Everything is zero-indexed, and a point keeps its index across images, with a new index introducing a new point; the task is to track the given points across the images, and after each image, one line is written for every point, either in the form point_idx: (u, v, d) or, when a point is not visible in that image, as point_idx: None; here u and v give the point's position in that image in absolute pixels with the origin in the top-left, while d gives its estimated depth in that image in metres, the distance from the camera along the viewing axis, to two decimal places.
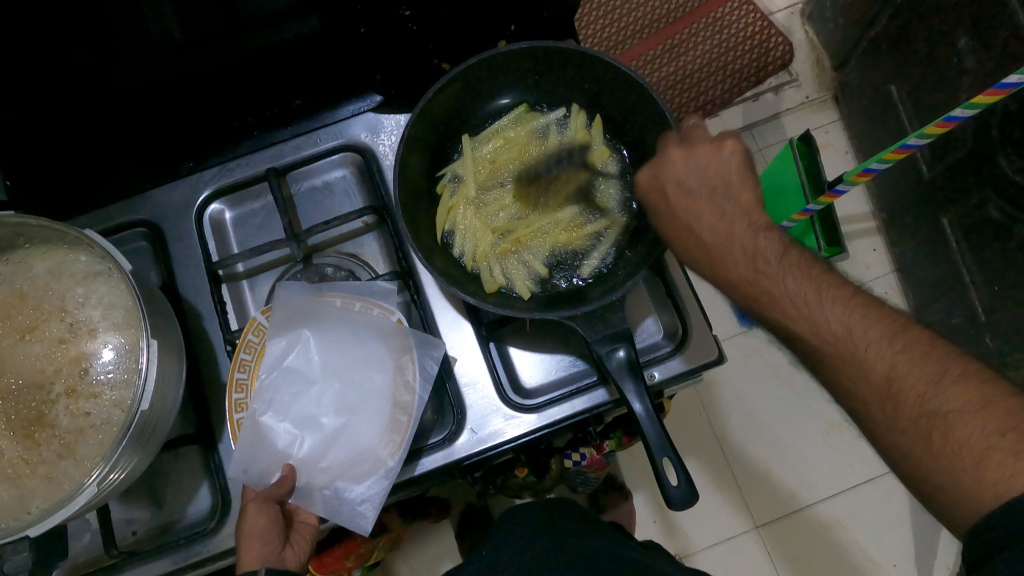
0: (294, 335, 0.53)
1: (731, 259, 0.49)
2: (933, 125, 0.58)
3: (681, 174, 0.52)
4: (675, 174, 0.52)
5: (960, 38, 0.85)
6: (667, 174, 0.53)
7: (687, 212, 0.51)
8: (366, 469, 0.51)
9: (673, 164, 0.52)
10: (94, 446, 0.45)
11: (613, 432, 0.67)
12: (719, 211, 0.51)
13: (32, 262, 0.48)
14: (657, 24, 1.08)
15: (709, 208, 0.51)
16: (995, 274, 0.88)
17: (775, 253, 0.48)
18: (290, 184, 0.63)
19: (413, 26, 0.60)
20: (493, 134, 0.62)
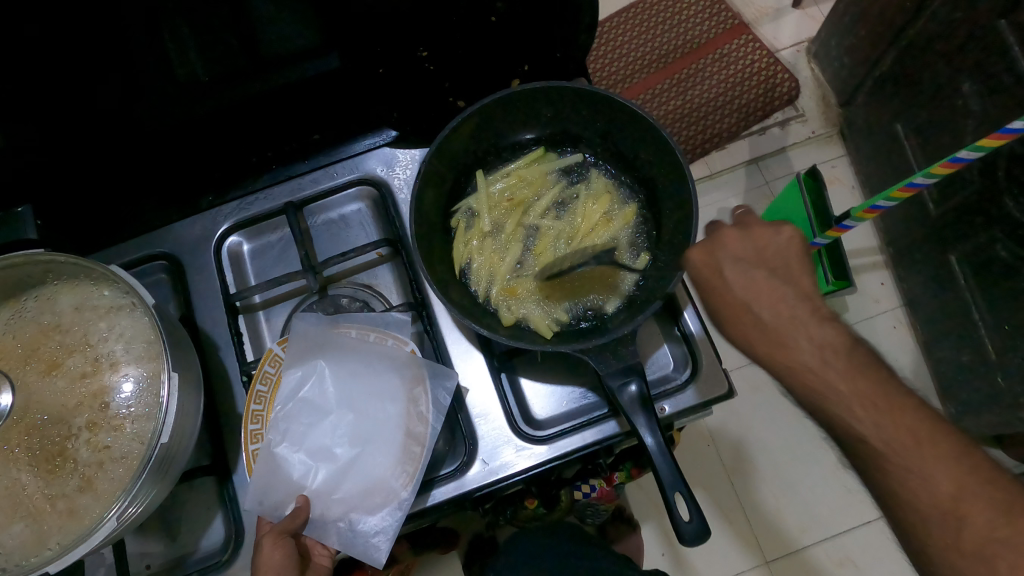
0: (310, 366, 0.54)
1: (794, 341, 0.51)
2: (940, 166, 0.59)
3: (736, 250, 0.55)
4: (731, 251, 0.55)
5: (965, 80, 0.87)
6: (721, 250, 0.55)
7: (743, 287, 0.54)
8: (380, 501, 0.52)
9: (729, 242, 0.56)
10: (114, 480, 0.46)
11: (622, 464, 0.66)
12: (777, 291, 0.53)
13: (60, 297, 0.50)
14: (666, 59, 1.13)
15: (768, 287, 0.53)
16: (1004, 313, 0.89)
17: (841, 344, 0.50)
18: (307, 217, 0.64)
19: (431, 66, 0.61)
20: (507, 173, 0.65)
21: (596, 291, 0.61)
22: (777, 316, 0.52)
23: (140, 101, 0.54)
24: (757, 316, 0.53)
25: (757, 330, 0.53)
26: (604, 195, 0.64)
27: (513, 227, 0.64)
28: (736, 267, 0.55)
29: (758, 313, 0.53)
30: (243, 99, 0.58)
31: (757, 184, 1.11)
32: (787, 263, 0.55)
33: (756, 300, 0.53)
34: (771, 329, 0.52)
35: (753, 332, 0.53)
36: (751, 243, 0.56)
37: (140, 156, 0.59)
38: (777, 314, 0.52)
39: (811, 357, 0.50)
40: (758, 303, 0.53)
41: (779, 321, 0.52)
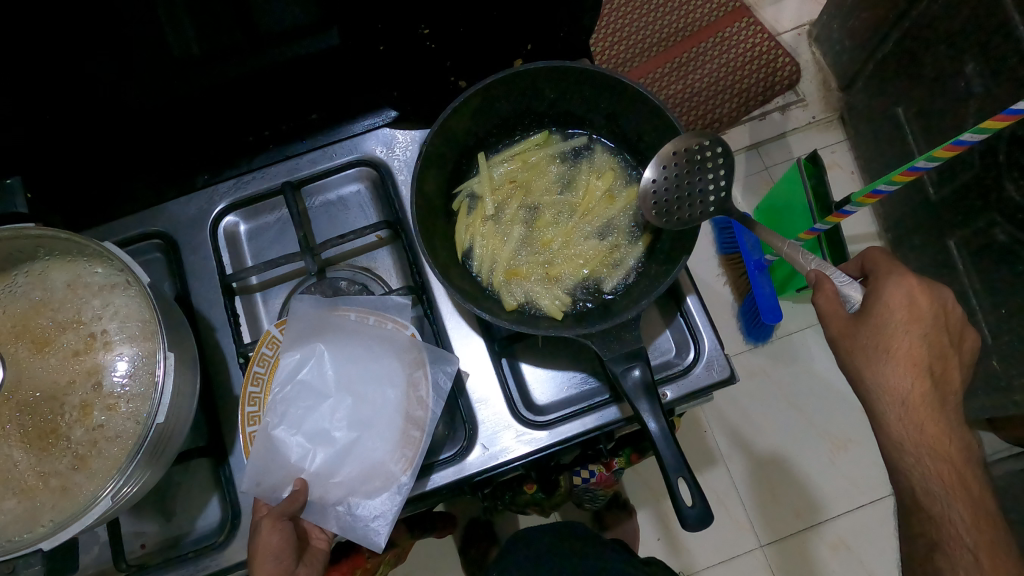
0: (308, 348, 0.53)
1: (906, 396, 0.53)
2: (943, 149, 0.60)
3: (921, 314, 0.53)
4: (918, 309, 0.53)
5: (968, 63, 0.86)
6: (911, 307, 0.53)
7: (901, 346, 0.53)
8: (379, 485, 0.51)
9: (922, 303, 0.53)
10: (109, 458, 0.45)
11: (623, 449, 0.68)
12: (922, 354, 0.53)
13: (51, 273, 0.48)
14: (668, 41, 1.11)
15: (917, 353, 0.53)
16: (1001, 297, 0.89)
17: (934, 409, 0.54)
18: (305, 198, 0.63)
19: (433, 45, 0.59)
20: (510, 156, 0.63)
21: (599, 273, 0.61)
22: (916, 384, 0.53)
23: (132, 76, 0.52)
24: (906, 373, 0.53)
25: (898, 382, 0.53)
26: (607, 172, 0.63)
27: (518, 207, 0.63)
28: (909, 321, 0.53)
29: (902, 368, 0.53)
30: (237, 74, 0.57)
31: (757, 170, 1.12)
32: (951, 338, 0.55)
33: (912, 362, 0.53)
34: (906, 388, 0.53)
35: (886, 383, 0.53)
36: (933, 318, 0.54)
37: (134, 132, 0.57)
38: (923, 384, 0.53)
39: (929, 424, 0.53)
40: (913, 364, 0.53)
41: (913, 390, 0.53)
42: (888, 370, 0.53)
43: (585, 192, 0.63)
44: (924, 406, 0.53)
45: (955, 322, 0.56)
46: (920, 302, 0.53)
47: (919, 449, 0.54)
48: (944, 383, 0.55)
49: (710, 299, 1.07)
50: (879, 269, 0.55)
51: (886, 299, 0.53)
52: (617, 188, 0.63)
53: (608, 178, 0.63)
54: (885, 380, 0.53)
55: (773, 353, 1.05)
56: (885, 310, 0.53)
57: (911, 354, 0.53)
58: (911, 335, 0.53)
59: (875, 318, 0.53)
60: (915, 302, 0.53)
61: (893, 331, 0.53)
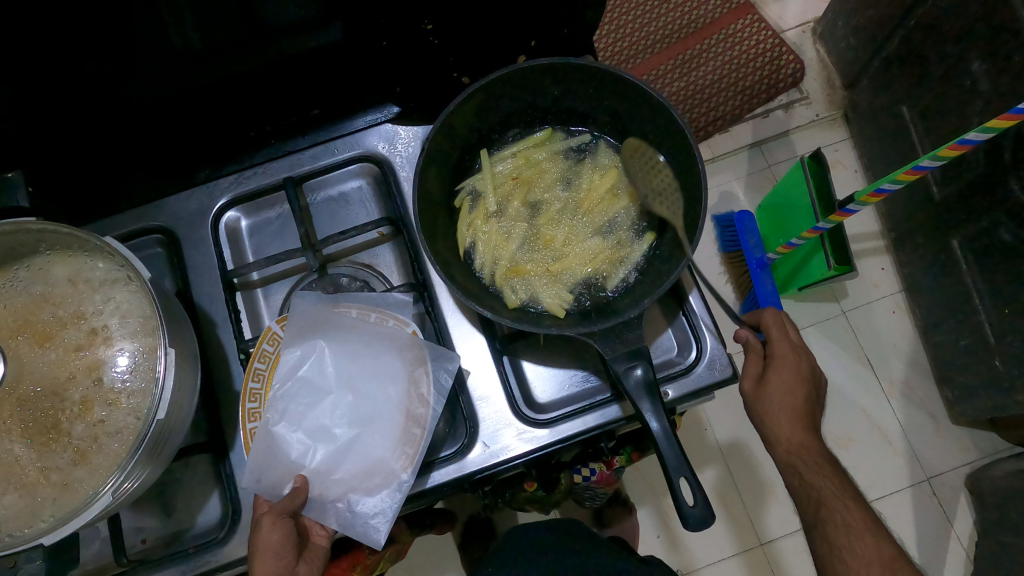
0: (309, 345, 0.53)
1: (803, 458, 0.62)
2: (947, 148, 0.60)
3: (796, 373, 0.65)
4: (794, 370, 0.65)
5: (973, 61, 0.85)
6: None
7: (781, 403, 0.64)
8: (379, 482, 0.51)
9: (796, 366, 0.65)
10: (110, 454, 0.45)
11: (624, 447, 0.68)
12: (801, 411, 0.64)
13: (52, 267, 0.48)
14: (671, 38, 1.10)
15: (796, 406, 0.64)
16: (1005, 297, 0.88)
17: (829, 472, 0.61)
18: (306, 194, 0.63)
19: (435, 40, 0.60)
20: (513, 153, 0.63)
21: (602, 271, 0.61)
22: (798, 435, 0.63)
23: (134, 69, 0.52)
24: (790, 429, 0.63)
25: (783, 431, 0.63)
26: (610, 170, 0.63)
27: (519, 204, 0.63)
28: (792, 385, 0.64)
29: (790, 423, 0.63)
30: (238, 69, 0.56)
31: (760, 168, 1.12)
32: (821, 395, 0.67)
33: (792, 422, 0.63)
34: (795, 441, 0.63)
35: (772, 436, 0.64)
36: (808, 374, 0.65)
37: (135, 127, 0.57)
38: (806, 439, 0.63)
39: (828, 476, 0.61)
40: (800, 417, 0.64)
41: (797, 445, 0.63)
42: (775, 424, 0.64)
43: (589, 188, 0.63)
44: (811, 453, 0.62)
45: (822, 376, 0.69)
46: (799, 368, 0.65)
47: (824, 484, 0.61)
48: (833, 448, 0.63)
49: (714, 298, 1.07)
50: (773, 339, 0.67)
51: (781, 368, 0.65)
52: (621, 183, 0.63)
53: (613, 174, 0.63)
54: (775, 432, 0.64)
55: None
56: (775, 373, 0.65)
57: (791, 416, 0.63)
58: (793, 396, 0.64)
59: (768, 386, 0.64)
60: (795, 365, 0.65)
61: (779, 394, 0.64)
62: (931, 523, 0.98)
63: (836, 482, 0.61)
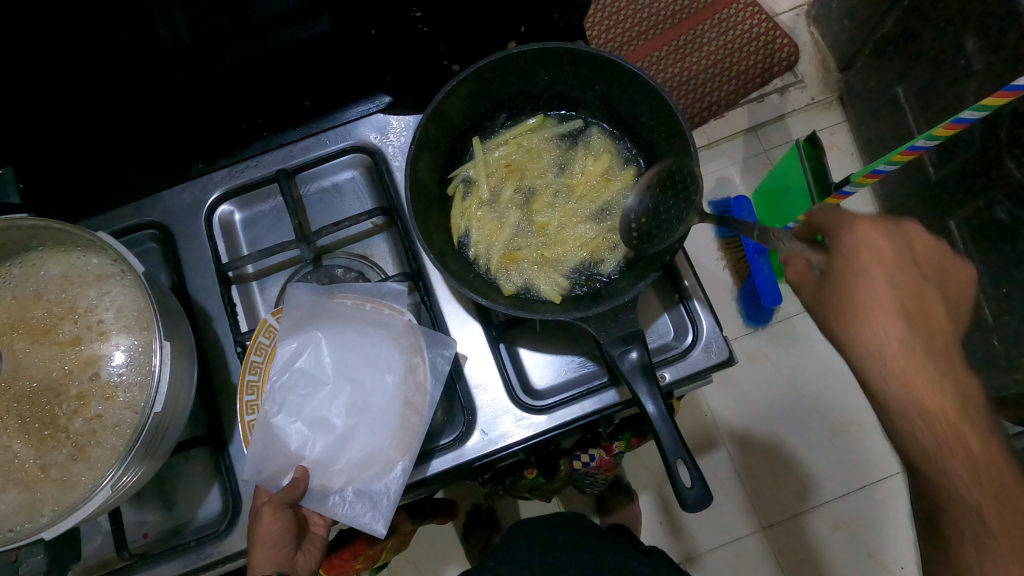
0: (305, 337, 0.53)
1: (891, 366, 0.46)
2: (943, 127, 0.59)
3: (870, 247, 0.48)
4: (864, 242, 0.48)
5: (968, 40, 0.84)
6: None
7: (853, 287, 0.47)
8: (379, 470, 0.51)
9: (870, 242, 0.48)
10: (108, 448, 0.45)
11: (622, 433, 0.69)
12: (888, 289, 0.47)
13: (45, 263, 0.48)
14: (664, 25, 1.10)
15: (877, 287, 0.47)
16: (1003, 275, 0.88)
17: None
18: (300, 185, 0.63)
19: (424, 28, 0.58)
20: (506, 140, 0.63)
21: (597, 256, 0.60)
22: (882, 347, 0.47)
23: (123, 64, 0.52)
24: (881, 327, 0.46)
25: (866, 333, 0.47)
26: (604, 155, 0.63)
27: (512, 191, 0.63)
28: (874, 269, 0.47)
29: (873, 320, 0.47)
30: (228, 62, 0.56)
31: (756, 153, 1.11)
32: (925, 284, 0.48)
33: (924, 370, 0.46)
34: (881, 340, 0.46)
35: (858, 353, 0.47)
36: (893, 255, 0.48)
37: (127, 122, 0.57)
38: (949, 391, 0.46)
39: (919, 376, 0.45)
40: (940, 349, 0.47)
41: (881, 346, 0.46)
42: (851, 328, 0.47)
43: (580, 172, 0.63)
44: (906, 358, 0.46)
45: (937, 258, 0.50)
46: (883, 251, 0.48)
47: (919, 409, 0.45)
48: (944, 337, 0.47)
49: (710, 283, 1.06)
50: (864, 256, 0.48)
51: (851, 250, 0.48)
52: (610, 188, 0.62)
53: (606, 155, 0.63)
54: (864, 344, 0.47)
55: (776, 336, 1.04)
56: (851, 262, 0.48)
57: (876, 305, 0.47)
58: (878, 284, 0.47)
59: (838, 283, 0.48)
60: (877, 249, 0.48)
61: (899, 325, 0.46)
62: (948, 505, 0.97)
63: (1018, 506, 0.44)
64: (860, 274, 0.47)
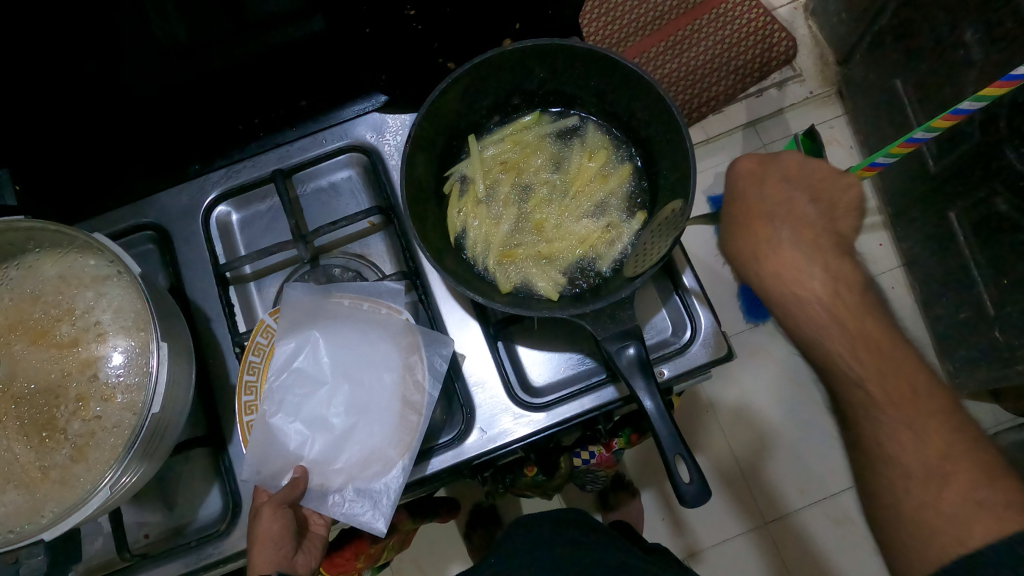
0: (303, 337, 0.53)
1: (767, 265, 0.55)
2: (941, 119, 0.58)
3: (746, 172, 0.58)
4: (740, 168, 0.59)
5: (966, 31, 0.84)
6: None
7: (734, 204, 0.58)
8: (378, 469, 0.52)
9: (746, 167, 0.59)
10: (107, 449, 0.45)
11: (622, 430, 0.69)
12: (759, 203, 0.57)
13: (43, 265, 0.48)
14: (660, 21, 1.10)
15: (749, 199, 0.57)
16: (1004, 267, 0.87)
17: None
18: (296, 185, 0.63)
19: (419, 26, 0.59)
20: (502, 137, 0.63)
21: (593, 254, 0.60)
22: (761, 254, 0.56)
23: (116, 65, 0.52)
24: (754, 230, 0.56)
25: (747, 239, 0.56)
26: (601, 151, 0.63)
27: (508, 189, 0.63)
28: (751, 186, 0.58)
29: (750, 226, 0.57)
30: (221, 62, 0.56)
31: (756, 147, 1.11)
32: (801, 191, 0.56)
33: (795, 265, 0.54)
34: (755, 239, 0.56)
35: (744, 257, 0.57)
36: (770, 176, 0.58)
37: (124, 124, 0.57)
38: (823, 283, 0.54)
39: (787, 267, 0.54)
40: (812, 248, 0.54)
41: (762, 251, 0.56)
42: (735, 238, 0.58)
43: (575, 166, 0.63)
44: (774, 252, 0.55)
45: (813, 172, 0.57)
46: (758, 173, 0.58)
47: (800, 307, 0.54)
48: (816, 241, 0.55)
49: (710, 280, 1.05)
50: (747, 184, 0.58)
51: (738, 180, 0.59)
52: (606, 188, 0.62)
53: (602, 151, 0.63)
54: (745, 251, 0.57)
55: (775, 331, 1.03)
56: (737, 187, 0.59)
57: (752, 213, 0.57)
58: (750, 197, 0.57)
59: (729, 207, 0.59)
60: (754, 172, 0.58)
61: (770, 229, 0.55)
62: None
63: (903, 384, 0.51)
64: (739, 196, 0.59)
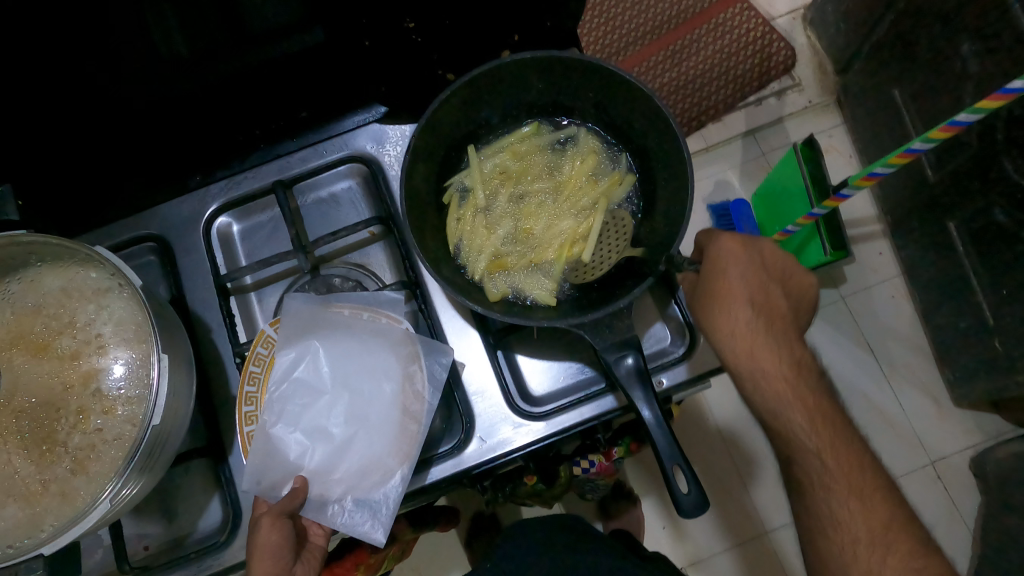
0: (303, 347, 0.53)
1: (750, 365, 0.53)
2: (939, 129, 0.58)
3: (726, 255, 0.54)
4: (720, 251, 0.54)
5: (963, 42, 0.84)
6: None
7: (716, 288, 0.53)
8: (378, 478, 0.52)
9: (727, 250, 0.54)
10: (107, 462, 0.46)
11: (622, 439, 0.68)
12: (742, 299, 0.53)
13: (44, 278, 0.48)
14: (658, 30, 1.10)
15: (731, 289, 0.53)
16: (1002, 277, 0.88)
17: None
18: (297, 196, 0.63)
19: (418, 38, 0.62)
20: (503, 148, 0.64)
21: (585, 264, 0.61)
22: (744, 348, 0.53)
23: (119, 80, 0.52)
24: (737, 320, 0.53)
25: (731, 326, 0.53)
26: (589, 156, 0.64)
27: (506, 199, 0.64)
28: (735, 270, 0.54)
29: (733, 311, 0.53)
30: (223, 75, 0.56)
31: (755, 155, 1.11)
32: (773, 280, 0.55)
33: (761, 350, 0.53)
34: (735, 329, 0.52)
35: (720, 339, 0.53)
36: (749, 263, 0.54)
37: (126, 136, 0.58)
38: (779, 361, 0.53)
39: (762, 357, 0.53)
40: (773, 331, 0.54)
41: (741, 347, 0.53)
42: (718, 326, 0.53)
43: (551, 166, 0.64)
44: (752, 339, 0.53)
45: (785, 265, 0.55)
46: (740, 258, 0.54)
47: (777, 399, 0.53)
48: (784, 340, 0.54)
49: None
50: (728, 263, 0.53)
51: (723, 258, 0.53)
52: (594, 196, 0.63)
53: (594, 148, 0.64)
54: (726, 339, 0.53)
55: None
56: (720, 267, 0.54)
57: (735, 300, 0.53)
58: (734, 281, 0.53)
59: (710, 287, 0.53)
60: (737, 254, 0.54)
61: (749, 320, 0.53)
62: (936, 509, 0.98)
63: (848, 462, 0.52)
64: (722, 275, 0.53)
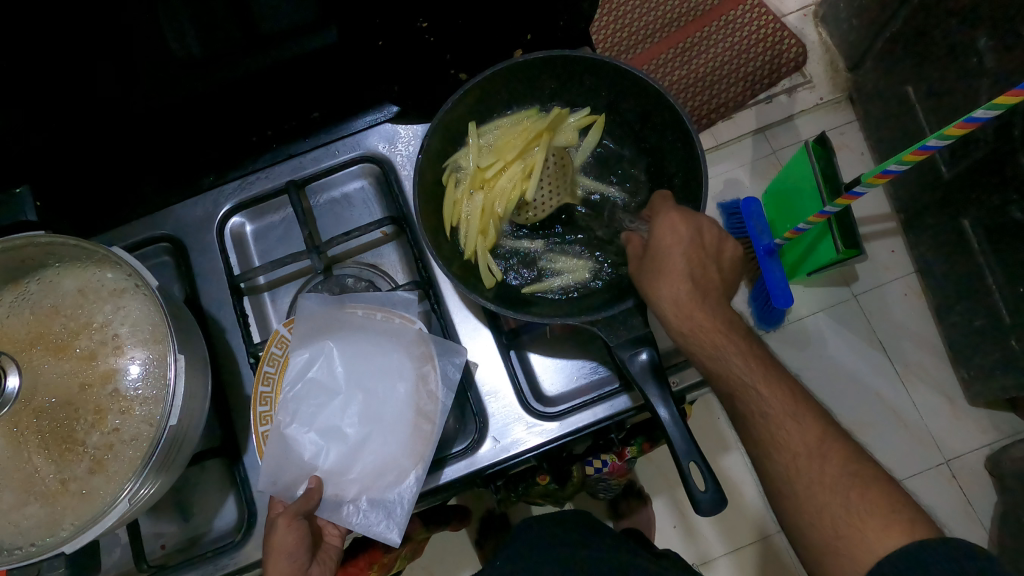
0: (317, 347, 0.54)
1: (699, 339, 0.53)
2: (954, 126, 0.58)
3: (667, 229, 0.54)
4: (666, 226, 0.54)
5: (979, 37, 0.84)
6: None
7: (657, 260, 0.54)
8: (392, 479, 0.52)
9: (671, 221, 0.54)
10: (126, 461, 0.46)
11: (635, 438, 0.68)
12: (683, 272, 0.53)
13: (62, 279, 0.49)
14: (669, 28, 1.10)
15: (673, 264, 0.53)
16: (1019, 274, 0.87)
17: None
18: (309, 196, 0.63)
19: (431, 38, 0.60)
20: (500, 126, 0.62)
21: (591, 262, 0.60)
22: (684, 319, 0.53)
23: (134, 80, 0.52)
24: (678, 292, 0.53)
25: (668, 298, 0.53)
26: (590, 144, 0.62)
27: (505, 179, 0.60)
28: (673, 245, 0.54)
29: (673, 284, 0.53)
30: (237, 76, 0.56)
31: (765, 154, 1.10)
32: (711, 258, 0.55)
33: (711, 330, 0.53)
34: (675, 299, 0.53)
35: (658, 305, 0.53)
36: (693, 237, 0.54)
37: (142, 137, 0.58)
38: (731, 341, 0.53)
39: (704, 325, 0.53)
40: (718, 312, 0.54)
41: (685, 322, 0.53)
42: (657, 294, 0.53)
43: (538, 134, 0.60)
44: (694, 310, 0.53)
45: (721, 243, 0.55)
46: (683, 232, 0.54)
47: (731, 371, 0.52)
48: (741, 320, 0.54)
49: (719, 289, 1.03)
50: (669, 240, 0.54)
51: (664, 231, 0.54)
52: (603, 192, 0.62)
53: (595, 127, 0.62)
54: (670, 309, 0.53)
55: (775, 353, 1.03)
56: (661, 241, 0.54)
57: (678, 274, 0.53)
58: (675, 256, 0.53)
59: (653, 256, 0.55)
60: (679, 230, 0.54)
61: (686, 293, 0.53)
62: (951, 506, 0.98)
63: (865, 469, 0.49)
64: (664, 252, 0.54)
